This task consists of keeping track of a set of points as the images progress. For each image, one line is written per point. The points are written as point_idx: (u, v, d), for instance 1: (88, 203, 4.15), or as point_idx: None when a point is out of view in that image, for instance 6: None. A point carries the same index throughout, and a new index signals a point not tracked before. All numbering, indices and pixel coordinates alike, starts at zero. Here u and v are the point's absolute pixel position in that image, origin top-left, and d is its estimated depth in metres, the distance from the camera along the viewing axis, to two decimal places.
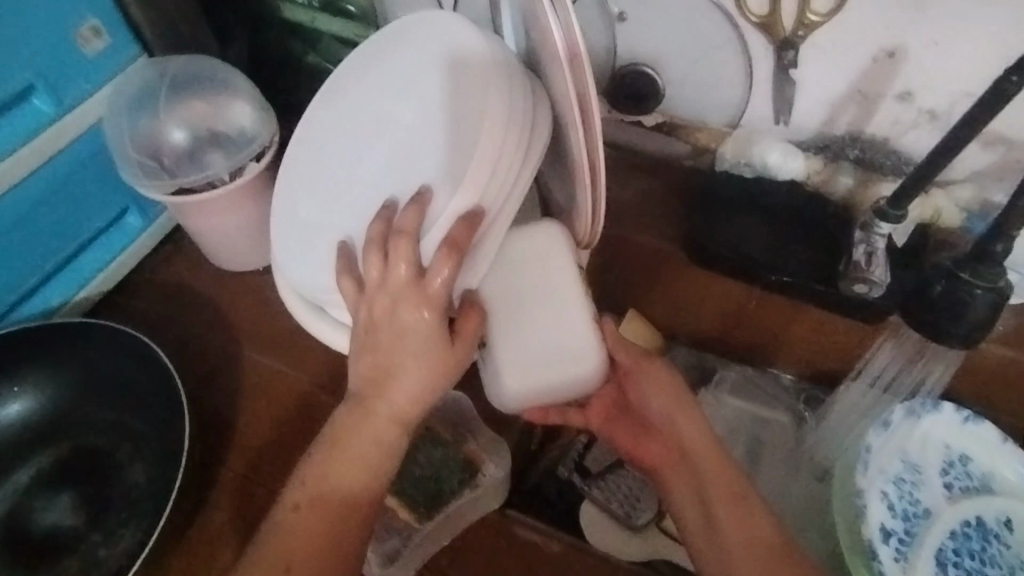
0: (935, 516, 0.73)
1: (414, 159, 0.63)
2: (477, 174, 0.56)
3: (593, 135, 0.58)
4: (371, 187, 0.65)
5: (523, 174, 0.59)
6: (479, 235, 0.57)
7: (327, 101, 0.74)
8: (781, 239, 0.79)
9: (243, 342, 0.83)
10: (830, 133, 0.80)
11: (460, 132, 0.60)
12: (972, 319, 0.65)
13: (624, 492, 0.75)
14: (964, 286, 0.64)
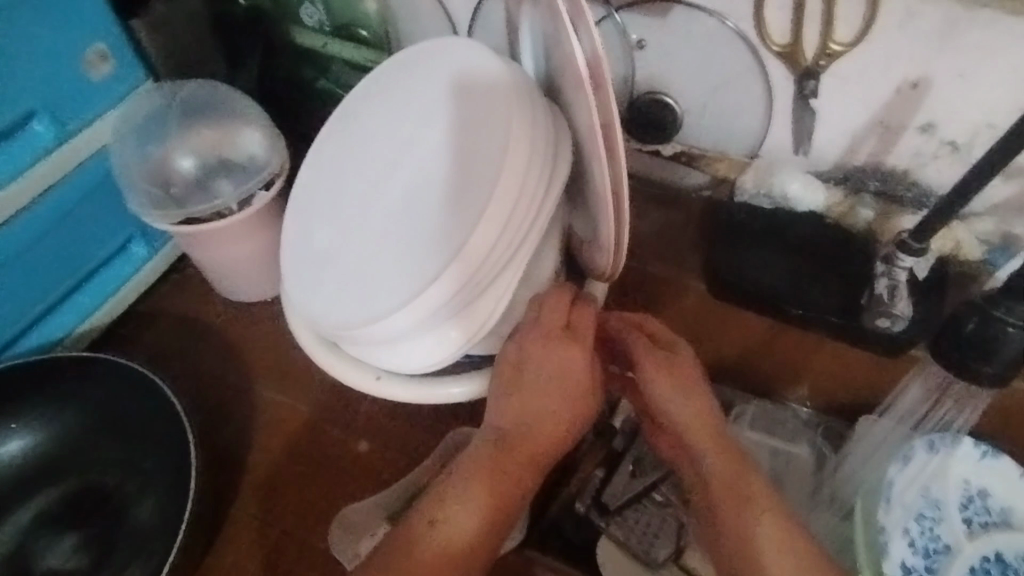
0: (956, 551, 0.74)
1: (434, 191, 0.63)
2: (497, 210, 0.56)
3: (616, 165, 0.58)
4: (391, 219, 0.65)
5: (544, 207, 0.59)
6: (493, 272, 0.57)
7: (341, 126, 0.74)
8: (803, 271, 0.78)
9: (252, 374, 0.81)
10: (850, 165, 0.79)
11: (481, 165, 0.60)
12: (1005, 358, 0.52)
13: (644, 528, 0.76)
14: (996, 322, 0.52)
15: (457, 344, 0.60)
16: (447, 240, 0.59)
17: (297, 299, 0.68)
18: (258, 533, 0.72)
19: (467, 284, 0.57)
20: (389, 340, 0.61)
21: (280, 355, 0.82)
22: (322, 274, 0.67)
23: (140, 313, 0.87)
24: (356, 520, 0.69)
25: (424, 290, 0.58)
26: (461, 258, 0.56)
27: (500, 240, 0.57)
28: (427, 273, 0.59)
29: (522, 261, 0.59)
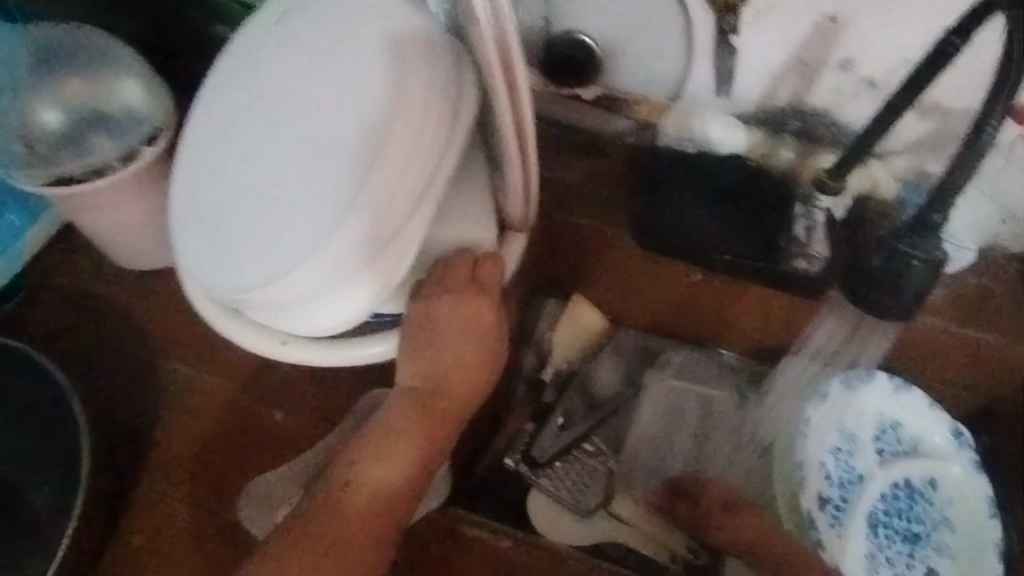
0: (867, 481, 0.78)
1: (328, 141, 0.58)
2: (397, 160, 0.54)
3: (519, 106, 0.55)
4: (281, 171, 0.59)
5: (448, 155, 0.56)
6: (399, 225, 0.54)
7: (224, 69, 0.66)
8: (729, 214, 0.78)
9: (155, 349, 0.76)
10: (771, 105, 0.77)
11: (376, 109, 0.56)
12: (910, 294, 0.53)
13: (572, 480, 0.76)
14: (900, 258, 0.52)
15: (364, 302, 0.57)
16: (343, 191, 0.55)
17: (189, 265, 0.62)
18: (170, 511, 0.69)
19: (368, 237, 0.54)
20: (289, 303, 0.57)
21: (186, 323, 0.77)
22: (211, 236, 0.61)
23: (25, 287, 0.80)
24: (268, 489, 0.68)
25: (322, 245, 0.54)
26: (360, 209, 0.53)
27: (400, 189, 0.54)
28: (323, 228, 0.55)
29: (427, 211, 0.56)
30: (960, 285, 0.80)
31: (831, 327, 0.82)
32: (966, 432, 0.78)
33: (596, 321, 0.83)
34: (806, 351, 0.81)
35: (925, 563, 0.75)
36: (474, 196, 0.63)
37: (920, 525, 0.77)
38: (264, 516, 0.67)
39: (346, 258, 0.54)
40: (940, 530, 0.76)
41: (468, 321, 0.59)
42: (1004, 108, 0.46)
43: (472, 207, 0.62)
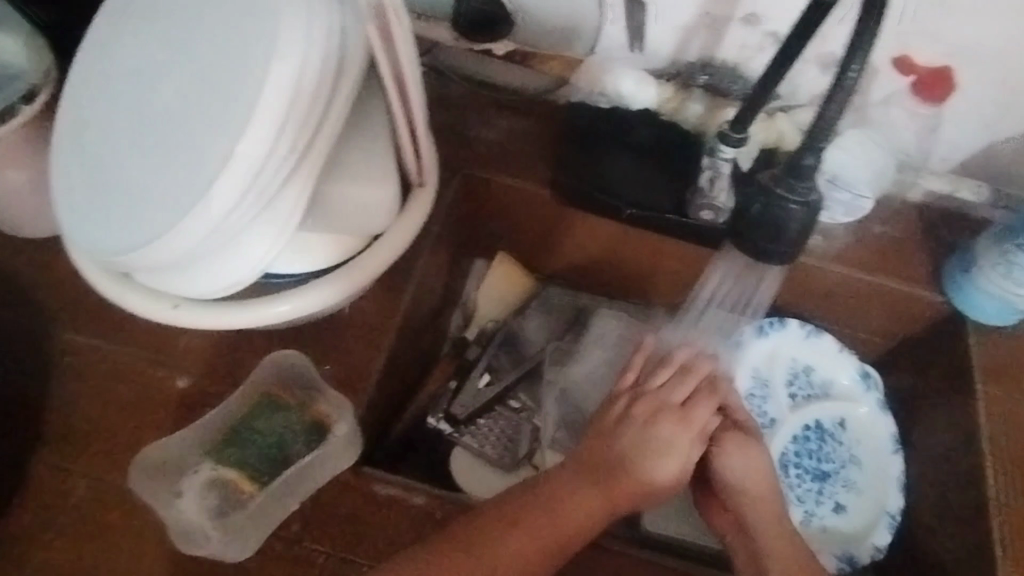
0: (780, 424, 0.81)
1: (207, 94, 0.56)
2: (270, 109, 0.52)
3: (397, 51, 0.55)
4: (162, 128, 0.57)
5: (329, 105, 0.55)
6: (280, 177, 0.54)
7: (106, 20, 0.63)
8: (644, 167, 0.77)
9: (54, 321, 0.73)
10: (682, 60, 0.78)
11: (252, 61, 0.54)
12: (789, 236, 0.59)
13: (497, 434, 0.79)
14: (777, 201, 0.58)
15: (255, 260, 0.58)
16: (218, 146, 0.54)
17: (70, 228, 0.60)
18: (69, 485, 0.67)
19: (246, 194, 0.53)
20: (173, 263, 0.56)
21: (88, 293, 0.74)
22: (91, 198, 0.59)
23: None
24: (167, 458, 0.66)
25: (197, 203, 0.53)
26: (234, 166, 0.52)
27: (275, 142, 0.52)
28: (201, 183, 0.53)
29: (310, 167, 0.56)
30: (870, 235, 0.82)
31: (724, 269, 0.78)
32: (874, 374, 0.82)
33: (523, 283, 0.88)
34: (698, 301, 0.80)
35: (834, 499, 0.80)
36: (374, 149, 0.64)
37: (830, 464, 0.81)
38: (168, 483, 0.65)
39: (222, 214, 0.53)
40: (849, 467, 0.81)
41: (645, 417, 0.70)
42: (863, 47, 0.49)
43: (371, 161, 0.64)
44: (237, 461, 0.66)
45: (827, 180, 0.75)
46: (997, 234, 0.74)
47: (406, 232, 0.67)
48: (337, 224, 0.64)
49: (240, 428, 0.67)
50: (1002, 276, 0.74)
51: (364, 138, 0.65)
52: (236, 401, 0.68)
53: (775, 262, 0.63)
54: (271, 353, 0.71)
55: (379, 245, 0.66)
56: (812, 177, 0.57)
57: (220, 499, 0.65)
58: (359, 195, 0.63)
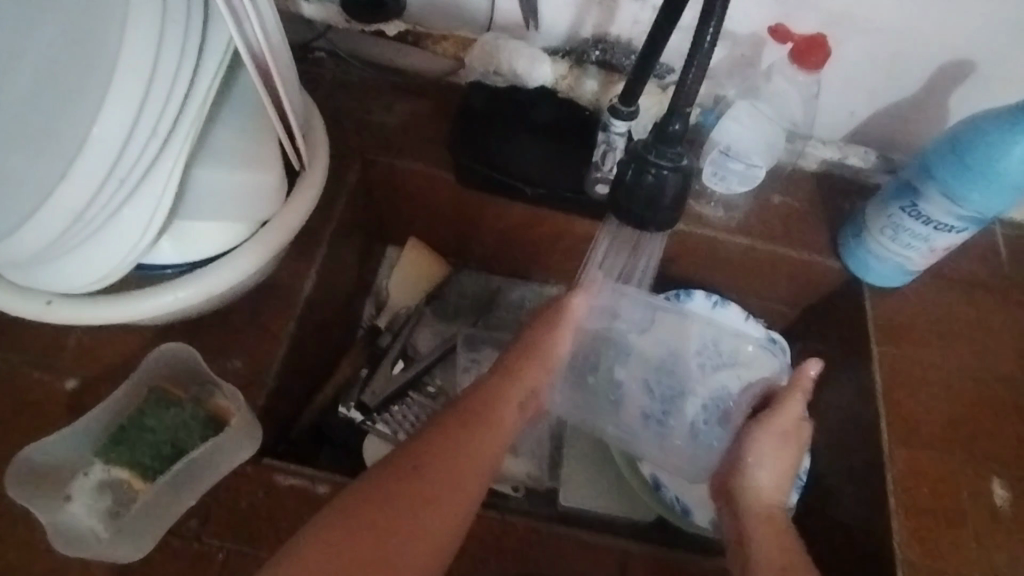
0: (689, 394, 0.80)
1: (59, 80, 0.54)
2: (120, 92, 0.50)
3: (249, 26, 0.55)
4: (18, 119, 0.55)
5: (191, 85, 0.54)
6: (143, 162, 0.52)
7: None
8: (540, 149, 0.78)
9: None
10: (576, 37, 0.79)
11: (97, 39, 0.52)
12: (666, 202, 0.62)
13: (409, 420, 0.78)
14: (648, 168, 0.61)
15: (127, 247, 0.57)
16: (71, 131, 0.52)
17: None
18: None
19: (107, 180, 0.51)
20: (39, 255, 0.55)
21: None
22: None
23: None
24: (47, 463, 0.62)
25: (54, 192, 0.51)
26: (90, 153, 0.50)
27: (135, 126, 0.51)
28: (58, 172, 0.52)
29: (177, 151, 0.55)
30: (770, 204, 0.84)
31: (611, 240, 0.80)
32: (779, 341, 0.86)
33: (433, 266, 0.89)
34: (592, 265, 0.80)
35: None
36: (256, 131, 0.64)
37: None
38: (52, 488, 0.62)
39: (82, 201, 0.51)
40: None
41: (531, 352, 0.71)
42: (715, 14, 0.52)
43: (252, 142, 0.63)
44: (128, 461, 0.64)
45: (720, 152, 0.77)
46: (887, 196, 0.75)
47: (297, 212, 0.66)
48: (223, 208, 0.63)
49: (131, 425, 0.66)
50: (889, 240, 0.76)
51: (244, 120, 0.64)
52: (123, 399, 0.66)
53: (661, 228, 0.66)
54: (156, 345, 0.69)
55: (264, 233, 0.65)
56: (681, 142, 0.61)
57: (113, 501, 0.63)
58: (244, 173, 0.62)
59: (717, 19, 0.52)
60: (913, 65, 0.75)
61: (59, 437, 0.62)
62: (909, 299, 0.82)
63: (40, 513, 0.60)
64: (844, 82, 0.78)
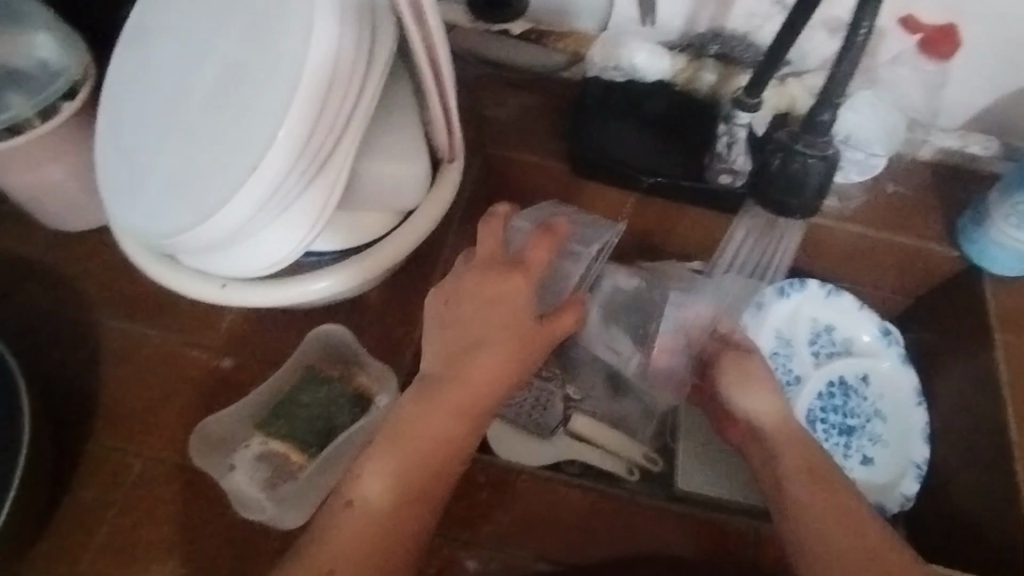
0: (805, 380, 0.83)
1: (256, 87, 0.64)
2: (309, 101, 0.60)
3: (429, 32, 0.64)
4: (216, 125, 0.66)
5: (365, 93, 0.64)
6: (326, 154, 0.62)
7: (152, 36, 0.72)
8: (657, 140, 0.80)
9: (103, 306, 0.77)
10: (693, 32, 0.80)
11: (291, 51, 0.62)
12: (810, 187, 0.72)
13: (531, 402, 0.79)
14: (797, 157, 0.70)
15: (297, 233, 0.65)
16: (266, 129, 0.61)
17: (121, 217, 0.69)
18: (122, 462, 0.70)
19: (292, 171, 0.61)
20: (224, 240, 0.64)
21: (129, 281, 0.79)
22: (153, 188, 0.67)
23: None
24: (218, 432, 0.70)
25: (248, 181, 0.60)
26: (280, 147, 0.60)
27: (319, 124, 0.61)
28: (249, 165, 0.61)
29: (349, 145, 0.64)
30: (884, 193, 0.85)
31: (750, 221, 0.82)
32: (894, 330, 0.83)
33: None
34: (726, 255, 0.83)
35: (860, 452, 0.82)
36: (408, 128, 0.72)
37: (854, 418, 0.83)
38: (220, 457, 0.69)
39: (271, 193, 0.61)
40: (873, 420, 0.83)
41: (504, 316, 0.59)
42: (869, 15, 0.59)
43: (401, 137, 0.71)
44: (285, 434, 0.70)
45: (841, 141, 0.79)
46: (1009, 185, 0.75)
47: (438, 202, 0.74)
48: (372, 200, 0.71)
49: (287, 402, 0.72)
50: (1014, 227, 0.76)
51: (397, 111, 0.72)
52: (282, 375, 0.73)
53: (795, 215, 0.76)
54: (309, 330, 0.76)
55: (413, 220, 0.73)
56: (828, 132, 0.69)
57: (271, 471, 0.69)
58: (404, 158, 0.70)
59: (870, 18, 0.59)
60: None
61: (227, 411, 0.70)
62: None
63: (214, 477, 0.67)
64: (965, 70, 0.78)
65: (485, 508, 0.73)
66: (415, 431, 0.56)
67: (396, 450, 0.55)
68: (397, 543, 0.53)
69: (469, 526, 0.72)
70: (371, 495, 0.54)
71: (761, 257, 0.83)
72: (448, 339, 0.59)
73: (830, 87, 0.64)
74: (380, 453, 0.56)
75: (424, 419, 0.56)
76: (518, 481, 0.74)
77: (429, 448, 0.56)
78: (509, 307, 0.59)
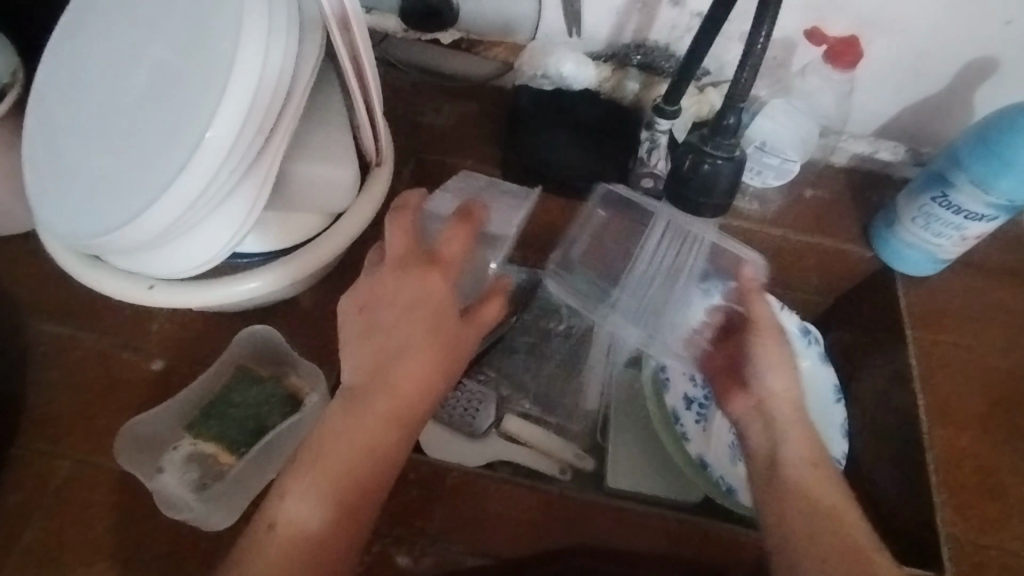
0: None
1: (181, 92, 0.65)
2: (233, 104, 0.60)
3: (353, 37, 0.64)
4: (142, 128, 0.66)
5: (292, 96, 0.65)
6: (251, 158, 0.63)
7: (78, 40, 0.72)
8: (582, 146, 0.83)
9: (31, 311, 0.77)
10: (617, 42, 0.84)
11: (216, 55, 0.63)
12: (720, 187, 0.76)
13: (464, 404, 0.81)
14: (705, 159, 0.74)
15: (224, 235, 0.65)
16: (190, 133, 0.62)
17: (46, 219, 0.69)
18: (48, 465, 0.70)
19: (217, 173, 0.61)
20: (150, 243, 0.64)
21: (61, 286, 0.79)
22: (76, 190, 0.67)
23: None
24: (146, 433, 0.69)
25: (173, 184, 0.61)
26: (205, 151, 0.60)
27: (245, 127, 0.61)
28: (175, 167, 0.62)
29: (275, 149, 0.65)
30: (804, 199, 0.89)
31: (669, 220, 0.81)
32: (814, 330, 0.87)
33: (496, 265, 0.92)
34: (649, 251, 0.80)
35: None
36: (337, 134, 0.73)
37: None
38: (148, 458, 0.69)
39: (196, 197, 0.61)
40: None
41: (426, 309, 0.60)
42: (766, 25, 0.63)
43: (330, 142, 0.72)
44: (215, 435, 0.71)
45: (756, 147, 0.82)
46: (919, 187, 0.79)
47: (365, 206, 0.75)
48: (298, 204, 0.72)
49: (218, 403, 0.72)
50: (921, 228, 0.80)
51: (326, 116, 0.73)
52: (212, 376, 0.74)
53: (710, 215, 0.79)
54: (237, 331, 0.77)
55: (340, 223, 0.74)
56: (733, 134, 0.73)
57: (199, 473, 0.69)
58: (331, 161, 0.72)
59: (767, 29, 0.63)
60: (939, 60, 0.80)
61: (154, 412, 0.70)
62: (937, 285, 0.86)
63: (140, 479, 0.66)
64: (871, 80, 0.83)
65: (417, 506, 0.72)
66: (336, 443, 0.56)
67: (320, 462, 0.56)
68: (329, 556, 0.54)
69: (401, 524, 0.71)
70: (294, 512, 0.54)
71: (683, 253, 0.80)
72: (370, 345, 0.60)
73: (738, 90, 0.68)
74: (301, 468, 0.56)
75: (340, 429, 0.57)
76: (446, 483, 0.73)
77: (351, 460, 0.56)
78: (431, 301, 0.60)
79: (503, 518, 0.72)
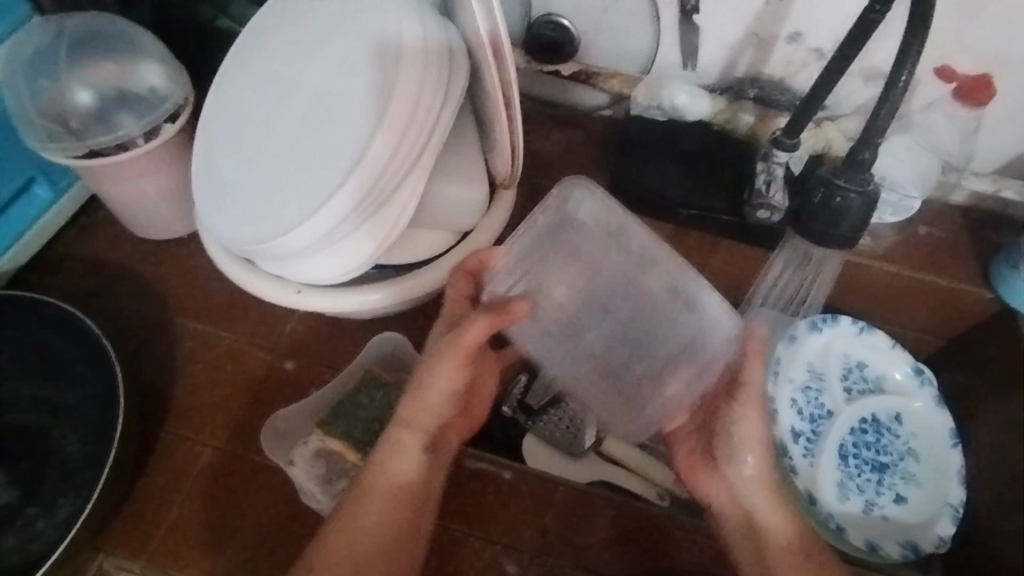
0: (837, 415, 0.81)
1: (341, 115, 0.71)
2: (393, 127, 0.66)
3: (504, 68, 0.68)
4: (302, 145, 0.72)
5: (441, 118, 0.69)
6: (400, 177, 0.68)
7: (244, 61, 0.80)
8: (695, 176, 0.85)
9: (178, 310, 0.84)
10: (732, 76, 0.86)
11: (378, 83, 0.69)
12: (848, 220, 0.75)
13: (567, 422, 0.78)
14: (837, 192, 0.74)
15: (368, 247, 0.70)
16: (350, 153, 0.68)
17: (207, 224, 0.76)
18: (190, 452, 0.76)
19: (373, 190, 0.67)
20: (303, 250, 0.70)
21: (202, 287, 0.86)
22: (238, 200, 0.74)
23: (50, 260, 0.88)
24: (285, 427, 0.76)
25: (331, 199, 0.67)
26: (366, 169, 0.66)
27: (400, 148, 0.66)
28: (335, 183, 0.67)
29: (423, 169, 0.69)
30: (916, 236, 0.90)
31: (787, 255, 0.86)
32: (927, 371, 0.82)
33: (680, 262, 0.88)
34: (767, 281, 0.86)
35: (894, 490, 0.79)
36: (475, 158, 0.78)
37: (887, 455, 0.80)
38: (282, 449, 0.75)
39: (352, 210, 0.67)
40: (906, 459, 0.80)
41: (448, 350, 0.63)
42: (909, 64, 0.64)
43: (467, 166, 0.77)
44: (342, 433, 0.72)
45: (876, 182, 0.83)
46: None
47: (494, 228, 0.79)
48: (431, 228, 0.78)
49: (347, 402, 0.75)
50: None
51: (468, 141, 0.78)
52: (341, 380, 0.78)
53: (836, 245, 0.79)
54: (367, 340, 0.81)
55: (467, 241, 0.78)
56: (868, 169, 0.73)
57: (326, 467, 0.72)
58: (467, 183, 0.76)
59: (910, 68, 0.64)
60: None
61: (293, 407, 0.76)
62: None
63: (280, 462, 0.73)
64: (996, 120, 0.82)
65: (526, 517, 0.75)
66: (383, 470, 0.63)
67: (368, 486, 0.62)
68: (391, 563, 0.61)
69: (507, 533, 0.75)
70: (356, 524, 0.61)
71: (795, 290, 0.86)
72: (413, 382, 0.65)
73: (872, 127, 0.69)
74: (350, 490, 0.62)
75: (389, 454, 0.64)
76: (554, 497, 0.76)
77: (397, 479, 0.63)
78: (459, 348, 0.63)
79: (601, 538, 0.74)
